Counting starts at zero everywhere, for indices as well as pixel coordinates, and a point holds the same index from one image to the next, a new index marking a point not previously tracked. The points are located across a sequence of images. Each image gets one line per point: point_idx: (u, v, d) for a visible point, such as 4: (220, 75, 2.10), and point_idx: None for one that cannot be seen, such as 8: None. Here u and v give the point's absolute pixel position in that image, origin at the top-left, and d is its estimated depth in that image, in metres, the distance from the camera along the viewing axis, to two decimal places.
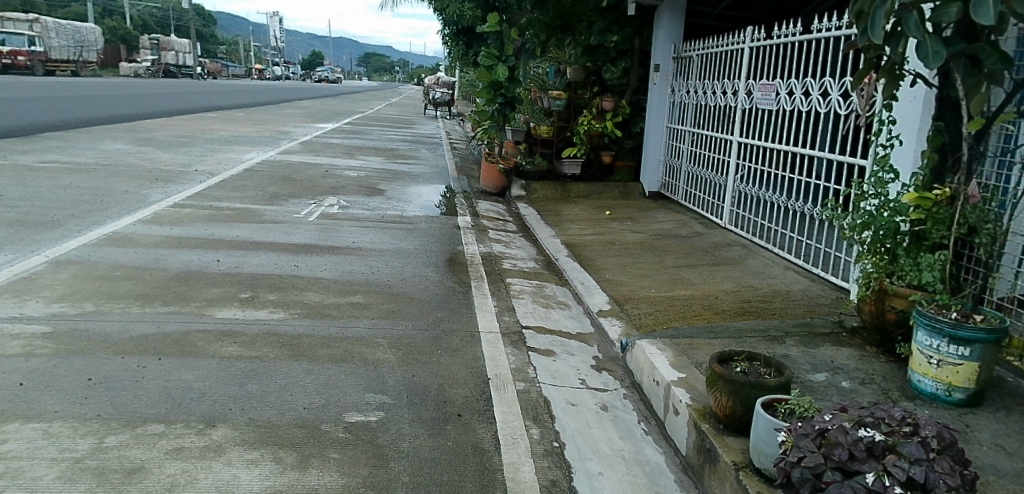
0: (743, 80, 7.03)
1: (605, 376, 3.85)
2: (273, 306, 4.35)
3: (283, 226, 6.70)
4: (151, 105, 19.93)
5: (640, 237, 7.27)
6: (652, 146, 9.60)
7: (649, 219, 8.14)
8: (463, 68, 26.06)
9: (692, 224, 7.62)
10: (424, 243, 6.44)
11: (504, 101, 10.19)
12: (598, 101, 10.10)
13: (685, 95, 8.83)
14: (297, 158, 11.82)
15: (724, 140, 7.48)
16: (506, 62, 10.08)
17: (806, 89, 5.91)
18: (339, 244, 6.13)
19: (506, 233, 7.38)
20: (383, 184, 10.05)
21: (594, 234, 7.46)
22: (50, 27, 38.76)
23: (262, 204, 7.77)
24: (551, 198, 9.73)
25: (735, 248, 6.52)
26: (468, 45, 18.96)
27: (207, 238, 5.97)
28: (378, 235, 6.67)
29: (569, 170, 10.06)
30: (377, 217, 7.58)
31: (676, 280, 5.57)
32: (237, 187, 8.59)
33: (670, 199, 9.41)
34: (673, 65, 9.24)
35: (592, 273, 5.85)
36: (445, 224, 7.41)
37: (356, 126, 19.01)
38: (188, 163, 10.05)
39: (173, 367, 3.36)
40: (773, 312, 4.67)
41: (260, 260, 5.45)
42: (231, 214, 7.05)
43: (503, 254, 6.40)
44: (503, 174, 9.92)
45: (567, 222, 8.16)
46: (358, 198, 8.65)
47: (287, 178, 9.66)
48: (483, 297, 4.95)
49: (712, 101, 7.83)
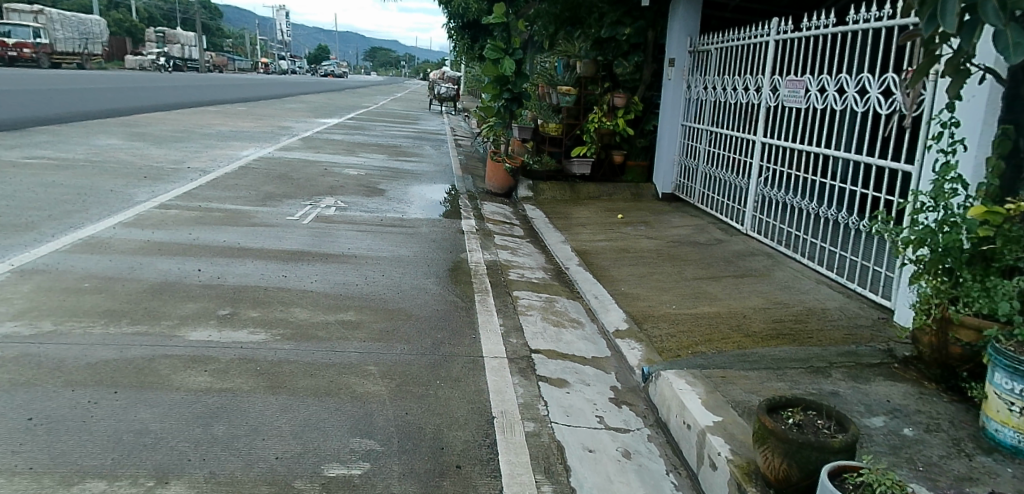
0: (767, 76, 6.52)
1: (626, 412, 3.40)
2: (254, 325, 3.91)
3: (275, 230, 6.25)
4: (151, 99, 19.50)
5: (656, 243, 6.81)
6: (667, 144, 9.13)
7: (665, 223, 7.68)
8: (470, 63, 25.59)
9: (710, 230, 7.16)
10: (425, 250, 5.99)
11: (511, 97, 9.75)
12: (610, 97, 9.61)
13: (702, 92, 8.33)
14: (296, 155, 11.37)
15: (746, 139, 6.97)
16: (513, 55, 9.55)
17: (840, 86, 5.36)
18: (333, 251, 5.68)
19: (512, 238, 6.91)
20: (384, 183, 9.59)
21: (607, 240, 7.00)
22: (54, 19, 38.49)
23: (255, 205, 7.33)
24: (561, 200, 9.25)
25: (759, 257, 6.07)
26: (473, 39, 18.47)
27: (192, 243, 5.53)
28: (376, 240, 6.22)
29: (578, 170, 9.57)
30: (376, 220, 7.13)
31: (700, 295, 5.10)
32: (230, 186, 8.15)
33: (685, 202, 8.96)
34: (690, 59, 8.74)
35: (607, 286, 5.39)
36: (448, 228, 6.97)
37: (359, 121, 18.55)
38: (181, 159, 9.61)
39: (130, 403, 2.92)
40: (809, 336, 4.21)
41: (246, 268, 5.00)
42: (221, 216, 6.60)
43: (510, 262, 5.94)
44: (509, 173, 9.46)
45: (578, 226, 7.69)
46: (357, 199, 8.20)
47: (284, 176, 9.21)
48: (488, 314, 4.50)
49: (733, 97, 7.33)
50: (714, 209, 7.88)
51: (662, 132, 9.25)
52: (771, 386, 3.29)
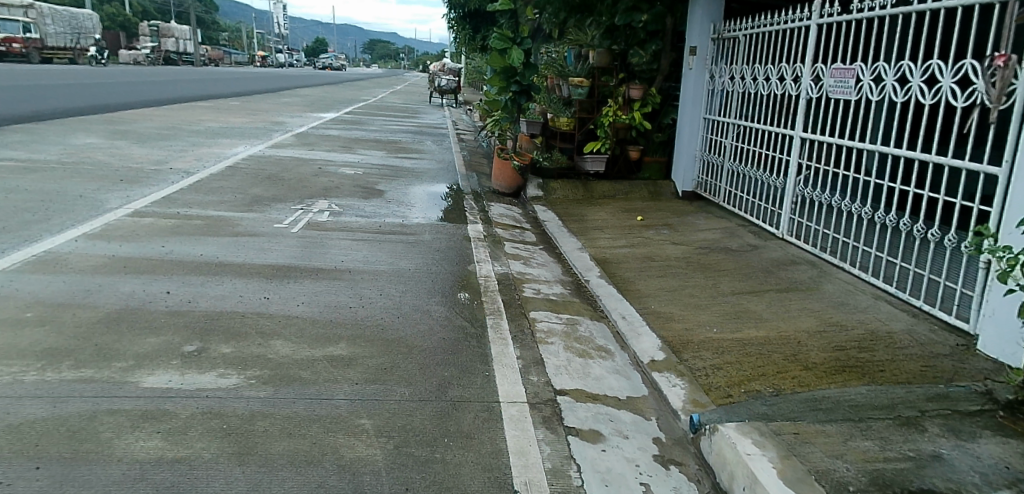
0: (808, 64, 5.93)
1: (677, 476, 2.75)
2: (226, 363, 3.29)
3: (259, 241, 5.63)
4: (141, 95, 18.91)
5: (683, 249, 6.19)
6: (687, 139, 8.56)
7: (690, 227, 7.03)
8: (471, 54, 24.82)
9: (741, 234, 6.54)
10: (428, 262, 5.36)
11: (519, 89, 9.02)
12: (625, 88, 8.99)
13: (728, 82, 7.71)
14: (289, 153, 10.73)
15: (783, 134, 6.39)
16: (521, 44, 8.78)
17: (902, 75, 4.77)
18: (324, 265, 5.05)
19: (524, 245, 6.27)
20: (382, 183, 8.95)
21: (628, 246, 6.37)
22: (46, 13, 37.82)
23: (240, 210, 6.70)
24: (574, 199, 8.60)
25: (802, 268, 5.45)
26: (476, 29, 17.74)
27: (164, 258, 4.91)
28: (373, 251, 5.60)
29: (591, 167, 8.97)
30: (372, 227, 6.50)
31: (743, 315, 4.46)
32: (215, 188, 7.52)
33: (708, 201, 8.34)
34: (713, 47, 8.16)
35: (635, 303, 4.75)
36: (453, 235, 6.33)
37: (357, 116, 17.88)
38: (164, 160, 8.99)
39: (51, 486, 2.29)
40: (881, 369, 3.58)
41: (223, 289, 4.37)
42: (200, 225, 5.98)
43: (523, 275, 5.30)
44: (518, 172, 8.82)
45: (594, 230, 7.05)
46: (353, 202, 7.57)
47: (274, 177, 8.59)
48: (501, 343, 3.87)
49: (765, 89, 6.72)
50: (745, 211, 7.28)
51: (683, 126, 8.67)
52: (858, 447, 2.65)
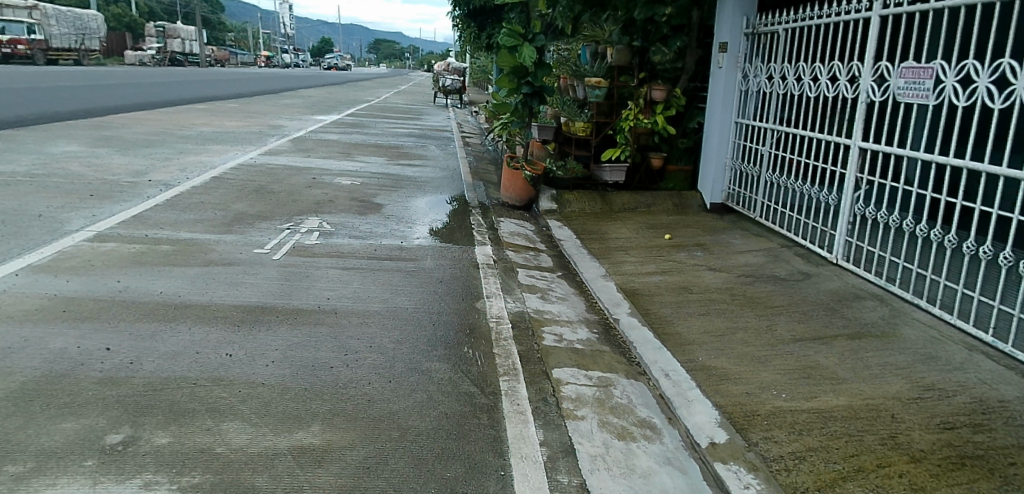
0: (869, 61, 5.03)
1: None
2: (157, 464, 2.53)
3: (234, 271, 4.84)
4: (136, 96, 18.19)
5: (723, 277, 5.37)
6: (715, 145, 7.74)
7: (727, 248, 6.21)
8: (478, 52, 23.97)
9: (789, 258, 5.72)
10: (429, 298, 4.56)
11: (530, 91, 8.10)
12: (647, 89, 8.11)
13: (765, 83, 6.87)
14: (283, 160, 9.95)
15: (837, 142, 5.51)
16: (533, 41, 7.89)
17: (1000, 75, 3.87)
18: (305, 305, 4.26)
19: (541, 273, 5.45)
20: (381, 195, 8.15)
21: (659, 273, 5.56)
22: (50, 14, 37.11)
23: (218, 231, 5.92)
24: (591, 213, 7.80)
25: (869, 303, 4.63)
26: (481, 27, 16.89)
27: (115, 297, 4.12)
28: (366, 284, 4.80)
29: (610, 177, 8.17)
30: (366, 250, 5.70)
31: (814, 374, 3.67)
32: (194, 204, 6.75)
33: (742, 215, 7.52)
34: (746, 42, 7.34)
35: (678, 355, 3.94)
36: (459, 260, 5.53)
37: (359, 118, 17.09)
38: (144, 170, 8.22)
39: None
40: (1011, 464, 2.82)
41: (177, 341, 3.58)
42: (169, 252, 5.19)
43: (542, 314, 4.48)
44: (530, 182, 7.97)
45: (618, 251, 6.24)
46: (347, 218, 6.79)
47: (263, 189, 7.81)
48: (519, 421, 3.08)
49: (812, 90, 5.85)
50: (788, 229, 6.47)
51: (711, 131, 7.85)
52: None
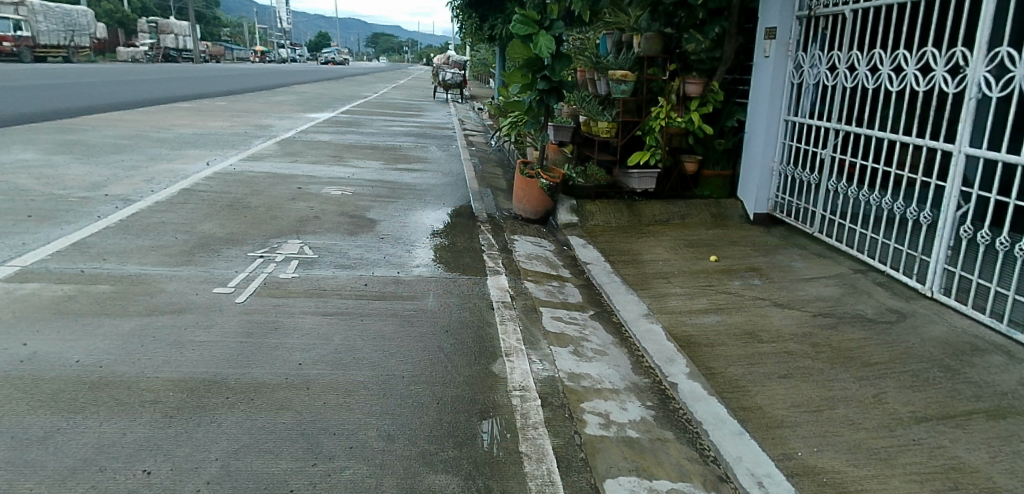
0: (985, 46, 4.17)
1: None
2: None
3: (181, 323, 3.81)
4: (119, 95, 17.17)
5: (795, 317, 4.35)
6: (761, 146, 6.83)
7: (788, 275, 5.19)
8: (476, 45, 22.85)
9: (871, 292, 4.71)
10: (432, 360, 3.54)
11: (547, 87, 7.02)
12: (679, 83, 7.15)
13: (826, 74, 5.91)
14: (267, 166, 8.91)
15: (930, 147, 4.63)
16: (550, 28, 6.83)
17: None
18: (268, 378, 3.24)
19: (569, 314, 4.42)
20: (375, 208, 7.13)
21: (715, 310, 4.54)
22: (38, 10, 35.94)
23: (175, 262, 4.89)
24: (618, 227, 6.81)
25: (997, 361, 3.61)
26: (483, 19, 15.73)
27: (9, 372, 3.10)
28: (351, 337, 3.79)
29: (638, 185, 7.17)
30: (354, 284, 4.67)
31: (964, 481, 2.65)
32: (152, 226, 5.71)
33: (795, 230, 6.51)
34: (798, 27, 6.41)
35: (768, 444, 2.92)
36: (469, 298, 4.51)
37: (354, 116, 16.05)
38: (103, 182, 7.21)
39: None
40: None
41: (76, 447, 2.57)
42: (103, 294, 4.17)
43: (578, 381, 3.46)
44: (548, 192, 6.95)
45: (657, 279, 5.24)
46: (334, 241, 5.76)
47: (238, 204, 6.78)
48: None
49: (895, 84, 4.96)
50: (861, 249, 5.49)
51: (756, 130, 6.92)
52: None
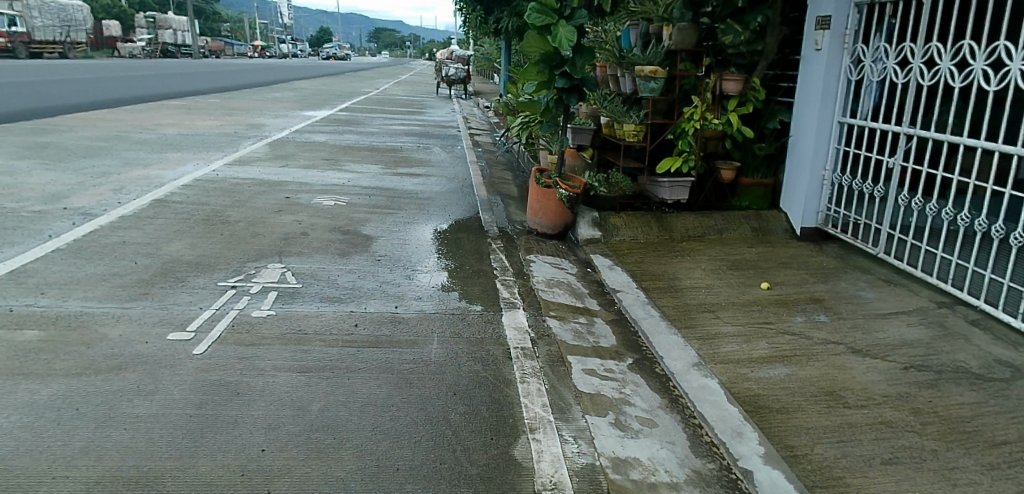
0: None
1: None
2: None
3: (115, 386, 3.01)
4: (106, 92, 16.37)
5: (883, 369, 3.57)
6: (809, 152, 6.03)
7: (858, 310, 4.39)
8: (481, 39, 21.98)
9: (967, 335, 3.94)
10: (436, 441, 2.74)
11: (567, 85, 6.18)
12: (715, 80, 6.35)
13: (896, 71, 5.11)
14: (254, 172, 8.10)
15: None
16: (571, 19, 5.99)
17: None
18: (217, 476, 2.44)
19: (604, 364, 3.61)
20: (372, 222, 6.32)
21: (780, 356, 3.75)
22: (33, 5, 35.24)
23: (125, 295, 4.08)
24: (647, 244, 6.02)
25: None
26: (488, 12, 14.85)
27: None
28: (332, 403, 2.99)
29: (669, 195, 6.39)
30: (342, 324, 3.87)
31: None
32: (109, 249, 4.91)
33: (852, 250, 5.73)
34: (857, 15, 5.59)
35: None
36: (482, 344, 3.72)
37: (353, 114, 15.23)
38: (65, 192, 6.42)
39: None
40: None
41: None
42: (26, 343, 3.37)
43: (626, 472, 2.67)
44: (568, 205, 6.14)
45: (702, 311, 4.43)
46: (321, 265, 4.95)
47: (215, 218, 5.98)
48: None
49: (994, 83, 4.26)
50: (941, 277, 4.71)
51: (804, 134, 6.12)
52: None
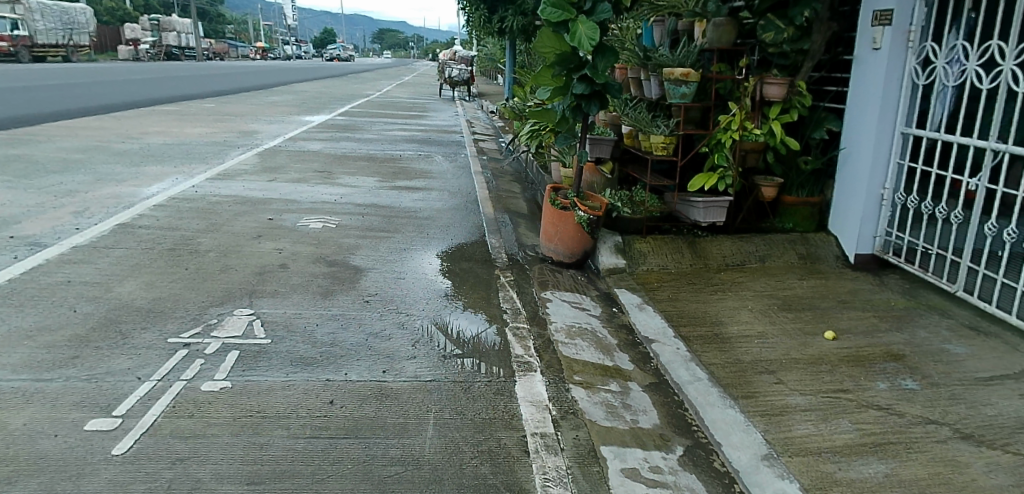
0: None
1: None
2: None
3: None
4: (98, 97, 15.67)
5: (1006, 467, 2.75)
6: (867, 167, 5.19)
7: (951, 372, 3.57)
8: (485, 39, 21.15)
9: None
10: None
11: (587, 92, 5.35)
12: (755, 83, 5.52)
13: (979, 74, 4.29)
14: (236, 187, 7.32)
15: None
16: (591, 14, 5.18)
17: None
18: None
19: (647, 459, 2.80)
20: (362, 249, 5.52)
21: (870, 444, 2.93)
22: (35, 9, 34.79)
23: (47, 360, 3.28)
24: (680, 275, 5.19)
25: None
26: (491, 10, 13.99)
27: None
28: None
29: (703, 216, 5.56)
30: (312, 400, 3.07)
31: None
32: (46, 292, 4.13)
33: (920, 284, 4.91)
34: (924, 9, 4.76)
35: None
36: (490, 429, 2.92)
37: (351, 118, 14.45)
38: (18, 216, 5.65)
39: None
40: None
41: None
42: None
43: None
44: (587, 229, 5.32)
45: (760, 372, 3.61)
46: (297, 310, 4.15)
47: (182, 248, 5.19)
48: None
49: None
50: None
51: (859, 146, 5.27)
52: None
